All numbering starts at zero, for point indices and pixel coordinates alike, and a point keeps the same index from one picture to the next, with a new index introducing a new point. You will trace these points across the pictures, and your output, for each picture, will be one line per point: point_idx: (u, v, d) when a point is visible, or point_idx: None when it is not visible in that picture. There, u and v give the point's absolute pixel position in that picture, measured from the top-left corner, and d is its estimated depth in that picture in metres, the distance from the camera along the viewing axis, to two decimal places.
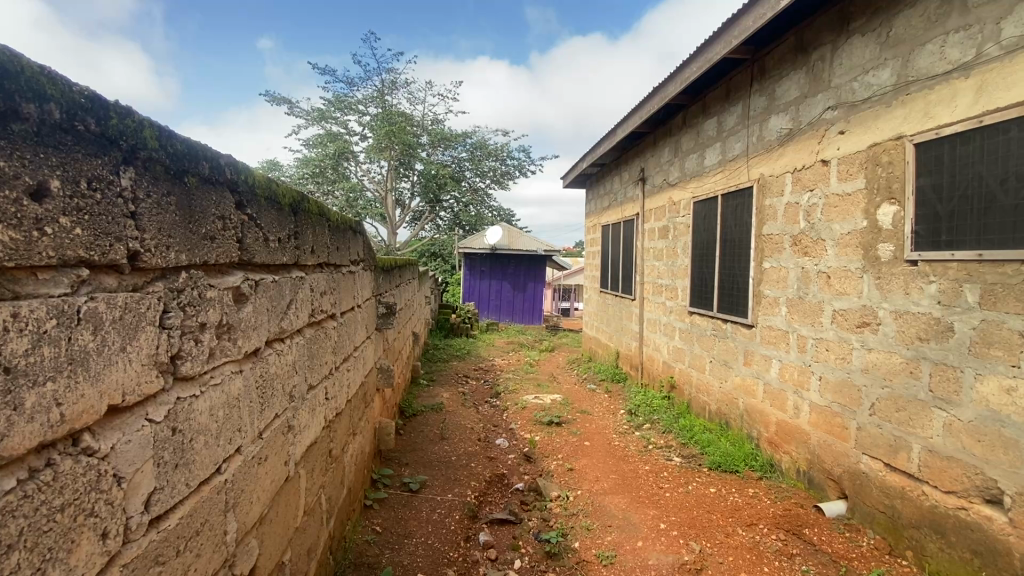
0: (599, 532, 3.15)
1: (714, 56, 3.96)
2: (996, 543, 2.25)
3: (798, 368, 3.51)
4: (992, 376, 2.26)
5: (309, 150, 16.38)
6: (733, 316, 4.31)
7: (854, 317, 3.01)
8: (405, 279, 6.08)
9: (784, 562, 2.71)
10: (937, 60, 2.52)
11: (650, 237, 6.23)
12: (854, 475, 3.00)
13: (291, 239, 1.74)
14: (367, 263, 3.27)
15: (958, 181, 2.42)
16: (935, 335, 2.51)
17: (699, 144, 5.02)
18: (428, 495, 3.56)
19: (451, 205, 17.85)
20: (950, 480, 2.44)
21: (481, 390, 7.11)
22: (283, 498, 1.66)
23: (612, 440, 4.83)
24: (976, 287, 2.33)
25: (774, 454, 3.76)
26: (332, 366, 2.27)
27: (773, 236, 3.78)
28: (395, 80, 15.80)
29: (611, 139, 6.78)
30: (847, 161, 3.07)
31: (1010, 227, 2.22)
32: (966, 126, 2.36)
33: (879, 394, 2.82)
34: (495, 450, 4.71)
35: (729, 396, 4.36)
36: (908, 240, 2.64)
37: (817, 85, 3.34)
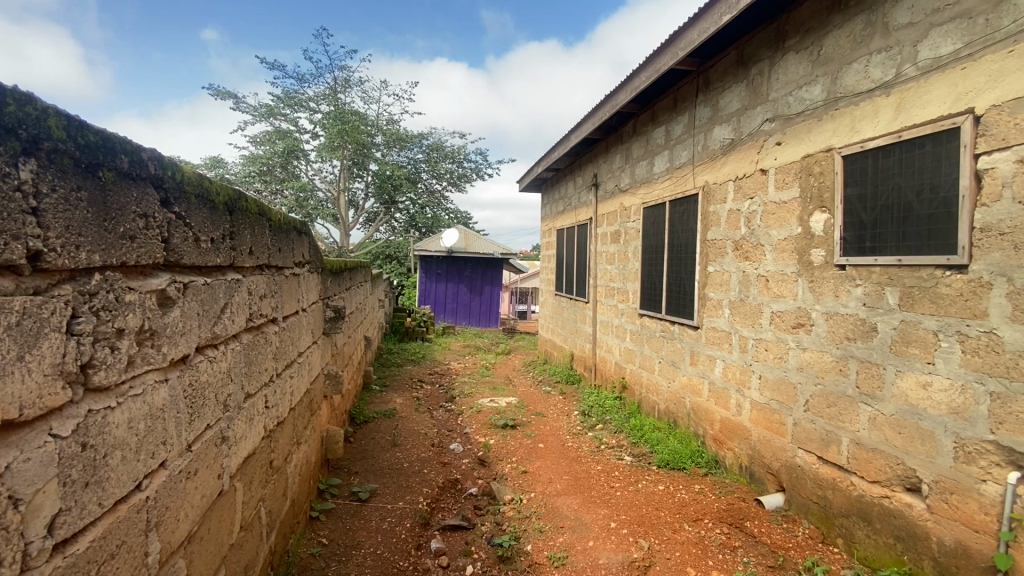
0: (551, 534, 3.17)
1: (662, 66, 4.10)
2: (916, 529, 2.41)
3: (740, 368, 3.66)
4: (911, 373, 2.43)
5: (256, 147, 15.71)
6: (680, 317, 4.46)
7: (790, 318, 3.17)
8: (356, 281, 5.91)
9: (726, 555, 2.81)
10: (862, 79, 2.70)
11: (603, 241, 6.37)
12: (791, 468, 3.16)
13: (226, 239, 1.66)
14: (313, 266, 3.16)
15: (881, 192, 2.59)
16: (861, 334, 2.68)
17: (648, 151, 5.17)
18: (378, 504, 3.47)
19: (406, 207, 17.59)
20: (875, 470, 2.60)
21: (435, 395, 7.01)
22: (216, 513, 1.57)
23: (565, 442, 4.88)
24: (896, 289, 2.50)
25: (718, 450, 3.90)
26: (273, 373, 2.17)
27: (716, 241, 3.94)
28: (348, 78, 15.42)
29: (565, 144, 6.88)
30: (783, 170, 3.24)
31: (926, 234, 2.38)
32: (887, 140, 2.54)
33: (813, 391, 2.99)
34: (450, 455, 4.65)
35: (677, 395, 4.50)
36: (838, 246, 2.82)
37: (756, 98, 3.51)
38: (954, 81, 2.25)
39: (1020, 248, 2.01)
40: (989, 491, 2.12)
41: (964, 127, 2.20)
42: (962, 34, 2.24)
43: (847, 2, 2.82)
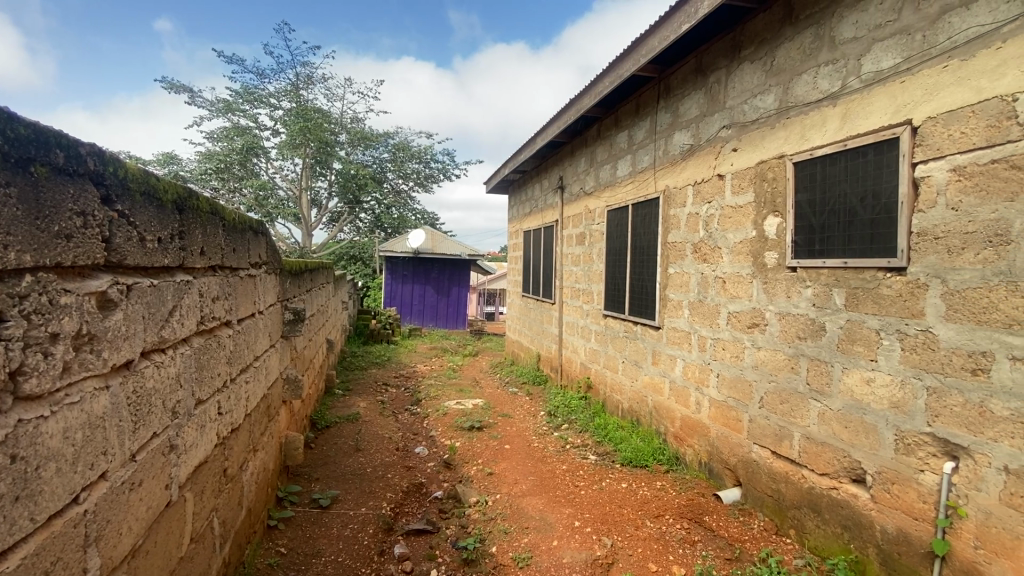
0: (516, 535, 3.17)
1: (625, 72, 4.18)
2: (862, 517, 2.53)
3: (699, 366, 3.77)
4: (856, 370, 2.56)
5: (213, 143, 15.11)
6: (643, 318, 4.55)
7: (746, 319, 3.29)
8: (317, 283, 5.76)
9: (686, 550, 2.89)
10: (811, 89, 2.83)
11: (568, 243, 6.44)
12: (747, 463, 3.27)
13: (175, 238, 1.59)
14: (271, 266, 3.07)
15: (829, 197, 2.72)
16: (811, 333, 2.81)
17: (612, 155, 5.26)
18: (340, 511, 3.40)
19: (371, 207, 17.31)
20: (824, 463, 2.73)
21: (401, 398, 6.92)
22: (164, 526, 1.50)
23: (531, 442, 4.90)
24: (842, 291, 2.63)
25: (679, 447, 4.00)
26: (227, 378, 2.09)
27: (677, 243, 4.05)
28: (310, 74, 15.07)
29: (531, 146, 6.93)
30: (739, 176, 3.36)
31: (868, 238, 2.50)
32: (834, 149, 2.67)
33: (767, 388, 3.10)
34: (414, 459, 4.60)
35: (640, 394, 4.59)
36: (789, 249, 2.94)
37: (714, 105, 3.63)
38: (895, 93, 2.39)
39: (952, 251, 2.14)
40: (926, 480, 2.24)
41: (903, 137, 2.33)
42: (901, 49, 2.37)
43: (798, 16, 2.95)
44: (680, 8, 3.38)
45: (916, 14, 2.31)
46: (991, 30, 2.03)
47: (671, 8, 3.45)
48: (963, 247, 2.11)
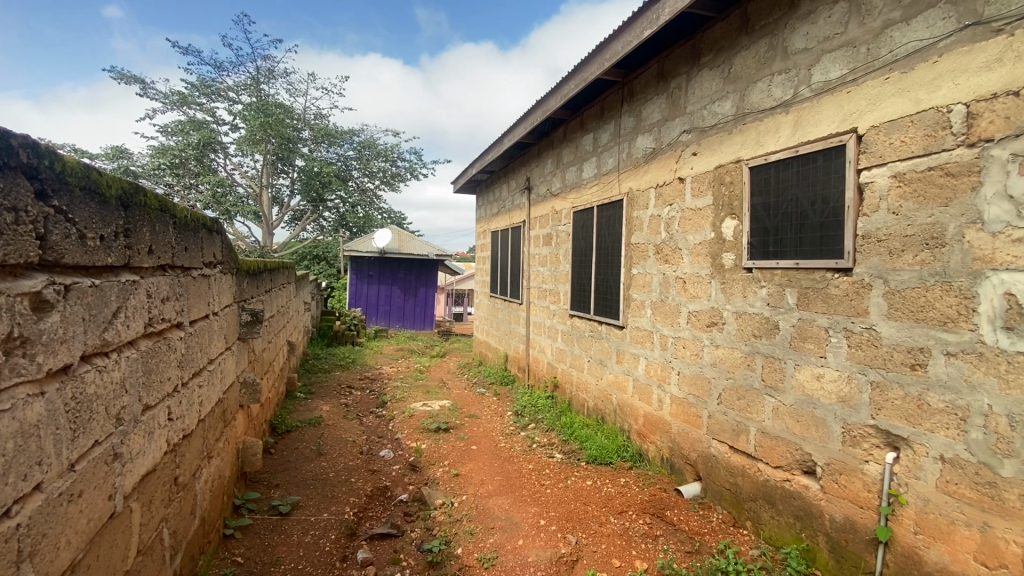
0: (481, 535, 3.17)
1: (590, 75, 4.24)
2: (812, 507, 2.64)
3: (661, 364, 3.85)
4: (807, 366, 2.67)
5: (166, 137, 14.45)
6: (607, 317, 4.62)
7: (705, 318, 3.39)
8: (278, 283, 5.59)
9: (649, 544, 2.95)
10: (766, 97, 2.95)
11: (535, 243, 6.48)
12: (706, 458, 3.36)
13: (120, 236, 1.51)
14: (227, 266, 2.96)
15: (782, 201, 2.83)
16: (765, 332, 2.92)
17: (577, 157, 5.32)
18: (300, 517, 3.32)
19: (336, 205, 16.94)
20: (778, 456, 2.84)
21: (366, 401, 6.80)
22: (107, 538, 1.43)
23: (498, 442, 4.91)
24: (794, 290, 2.74)
25: (642, 444, 4.08)
26: (177, 382, 2.01)
27: (640, 245, 4.13)
28: (272, 68, 14.63)
29: (499, 147, 6.93)
30: (699, 179, 3.47)
31: (818, 240, 2.62)
32: (786, 154, 2.78)
33: (724, 385, 3.21)
34: (379, 462, 4.53)
35: (605, 393, 4.66)
36: (745, 250, 3.05)
37: (675, 109, 3.72)
38: (842, 102, 2.51)
39: (893, 253, 2.26)
40: (871, 470, 2.36)
41: (849, 144, 2.45)
42: (847, 61, 2.49)
43: (753, 26, 3.06)
44: (642, 14, 3.45)
45: (861, 28, 2.44)
46: (928, 45, 2.16)
47: (634, 14, 3.52)
48: (903, 249, 2.23)
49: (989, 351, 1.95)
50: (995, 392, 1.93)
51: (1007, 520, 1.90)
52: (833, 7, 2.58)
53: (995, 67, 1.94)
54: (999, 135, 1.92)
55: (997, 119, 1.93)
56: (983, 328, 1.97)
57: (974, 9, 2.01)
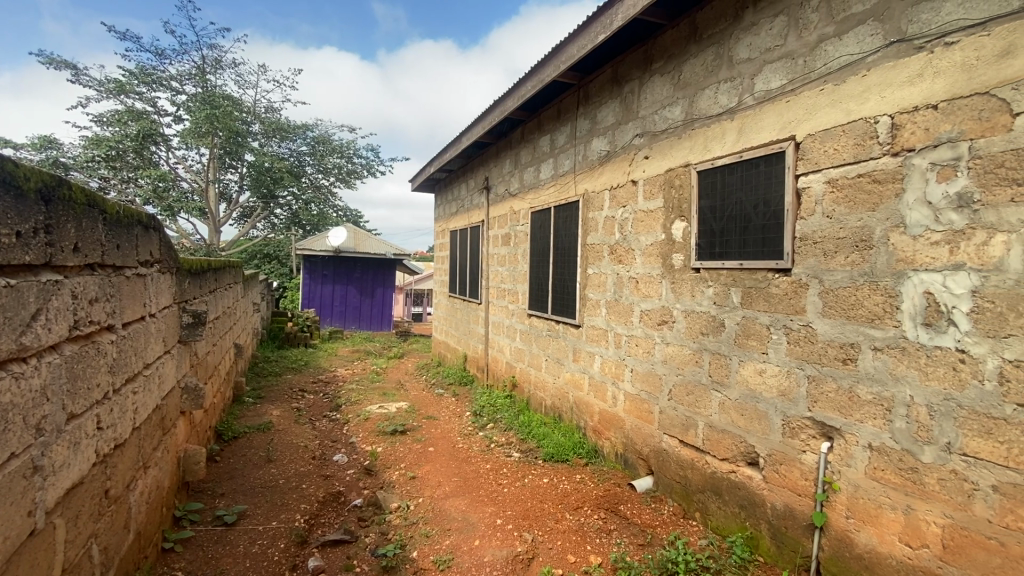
0: (437, 537, 3.14)
1: (546, 77, 4.28)
2: (755, 497, 2.77)
3: (615, 362, 3.94)
4: (750, 362, 2.80)
5: (101, 127, 13.50)
6: (564, 317, 4.68)
7: (656, 316, 3.49)
8: (223, 283, 5.35)
9: (603, 538, 3.01)
10: (713, 104, 3.07)
11: (494, 244, 6.49)
12: (658, 452, 3.47)
13: (40, 233, 1.41)
14: (166, 265, 2.81)
15: (727, 204, 2.95)
16: (712, 329, 3.03)
17: (535, 158, 5.36)
18: (247, 527, 3.19)
19: (288, 202, 16.37)
20: (724, 449, 2.96)
21: (319, 404, 6.60)
22: (26, 557, 1.33)
23: (456, 443, 4.88)
24: (738, 289, 2.87)
25: (597, 441, 4.16)
26: (108, 389, 1.88)
27: (595, 245, 4.21)
28: (219, 58, 13.98)
29: (457, 146, 6.89)
30: (651, 182, 3.57)
31: (760, 242, 2.75)
32: (731, 159, 2.91)
33: (675, 381, 3.31)
34: (332, 467, 4.41)
35: (562, 391, 4.71)
36: (693, 251, 3.16)
37: (628, 113, 3.82)
38: (781, 111, 2.64)
39: (828, 254, 2.40)
40: (808, 460, 2.50)
41: (788, 151, 2.59)
42: (786, 72, 2.63)
43: (701, 35, 3.18)
44: (597, 18, 3.52)
45: (799, 41, 2.58)
46: (858, 59, 2.30)
47: (589, 17, 3.58)
48: (836, 251, 2.37)
49: (911, 346, 2.10)
50: (916, 383, 2.08)
51: (927, 502, 2.05)
52: (774, 21, 2.71)
53: (916, 82, 2.09)
54: (919, 145, 2.07)
55: (917, 131, 2.08)
56: (905, 324, 2.12)
57: (898, 27, 2.16)
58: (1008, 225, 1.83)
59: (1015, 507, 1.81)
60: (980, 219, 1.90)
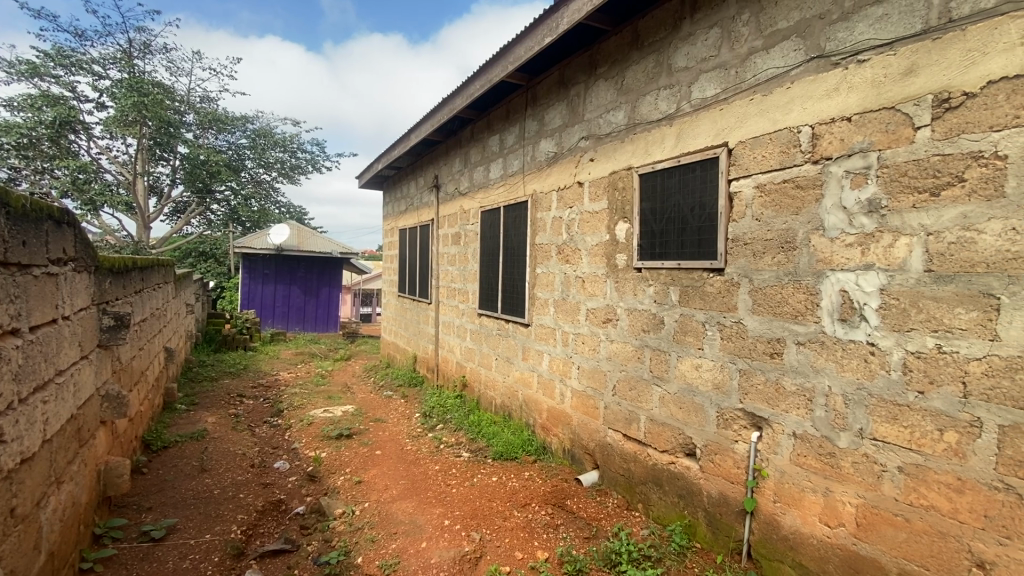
0: (383, 542, 3.09)
1: (494, 77, 4.29)
2: (693, 486, 2.90)
3: (563, 360, 4.01)
4: (687, 357, 2.93)
5: (9, 112, 12.29)
6: (513, 316, 4.72)
7: (601, 314, 3.58)
8: (151, 283, 5.00)
9: (550, 534, 3.06)
10: (653, 109, 3.19)
11: (444, 243, 6.44)
12: (603, 447, 3.56)
13: None
14: (82, 263, 2.60)
15: (666, 207, 3.08)
16: (653, 326, 3.15)
17: (484, 158, 5.37)
18: (177, 542, 3.01)
19: (226, 198, 15.54)
20: (664, 441, 3.08)
21: (259, 410, 6.32)
22: None
23: (404, 446, 4.81)
24: (677, 288, 2.99)
25: (545, 438, 4.21)
26: (12, 398, 1.73)
27: (543, 245, 4.26)
28: (148, 42, 13.08)
29: (405, 143, 6.79)
30: (596, 184, 3.66)
31: (697, 243, 2.87)
32: (669, 164, 3.03)
33: (619, 377, 3.42)
34: (272, 474, 4.24)
35: (511, 389, 4.75)
36: (636, 252, 3.27)
37: (575, 116, 3.90)
38: (715, 119, 2.78)
39: (756, 255, 2.55)
40: (740, 449, 2.65)
41: (721, 157, 2.73)
42: (720, 81, 2.77)
43: (642, 42, 3.29)
44: (543, 21, 3.57)
45: (731, 53, 2.72)
46: (783, 72, 2.46)
47: (536, 20, 3.62)
48: (764, 252, 2.53)
49: (829, 340, 2.26)
50: (834, 375, 2.25)
51: (844, 485, 2.21)
52: (708, 32, 2.84)
53: (834, 95, 2.25)
54: (835, 155, 2.24)
55: (834, 141, 2.24)
56: (824, 320, 2.29)
57: (818, 44, 2.32)
58: (910, 229, 2.01)
59: (917, 486, 1.99)
60: (887, 223, 2.08)
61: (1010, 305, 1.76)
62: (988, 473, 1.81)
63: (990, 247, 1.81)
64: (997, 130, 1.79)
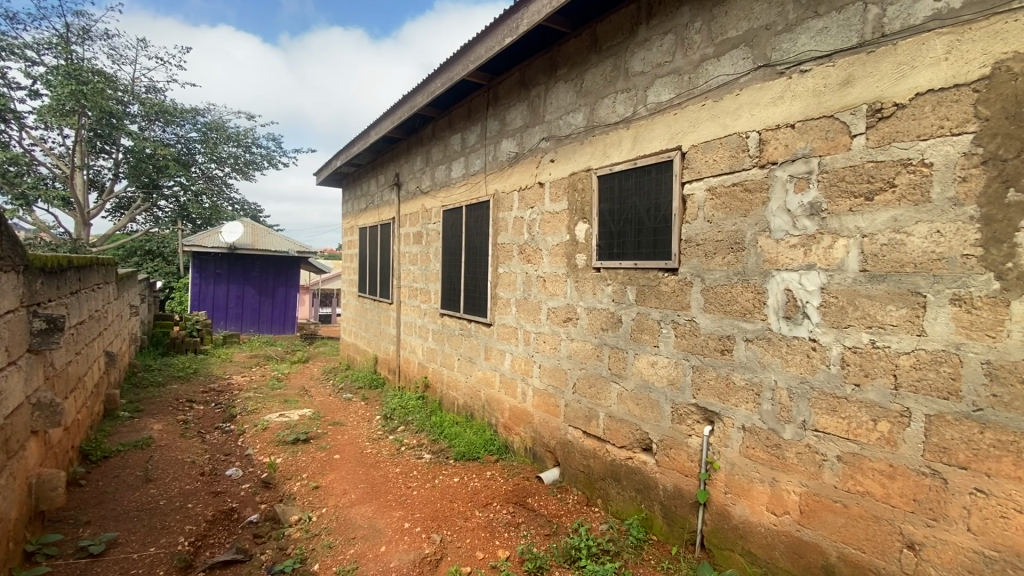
0: (341, 547, 3.03)
1: (455, 76, 4.27)
2: (649, 480, 2.97)
3: (524, 359, 4.03)
4: (644, 355, 3.00)
5: None
6: (476, 316, 4.71)
7: (562, 314, 3.62)
8: (90, 283, 4.71)
9: (511, 533, 3.08)
10: (611, 112, 3.25)
11: (405, 242, 6.36)
12: (564, 444, 3.60)
13: None
14: (9, 262, 2.42)
15: (624, 208, 3.14)
16: (611, 325, 3.21)
17: (446, 157, 5.33)
18: (118, 557, 2.85)
19: (174, 194, 14.82)
20: (622, 437, 3.14)
21: (210, 416, 6.06)
22: None
23: (364, 449, 4.72)
24: (634, 288, 3.06)
25: (507, 437, 4.23)
26: None
27: (505, 245, 4.28)
28: (87, 27, 12.32)
29: (364, 140, 6.66)
30: (556, 184, 3.70)
31: (653, 244, 2.95)
32: (626, 166, 3.10)
33: (579, 375, 3.47)
34: (224, 482, 4.07)
35: (473, 389, 4.75)
36: (594, 252, 3.32)
37: (535, 117, 3.93)
38: (670, 123, 2.87)
39: (708, 255, 2.65)
40: (693, 443, 2.73)
41: (676, 160, 2.81)
42: (674, 87, 2.86)
43: (600, 46, 3.34)
44: (503, 21, 3.57)
45: (684, 59, 2.80)
46: (733, 79, 2.56)
47: (496, 20, 3.62)
48: (715, 252, 2.62)
49: (775, 336, 2.37)
50: (780, 370, 2.36)
51: (789, 475, 2.32)
52: (663, 38, 2.92)
53: (779, 103, 2.36)
54: (781, 160, 2.35)
55: (779, 146, 2.35)
56: (770, 317, 2.39)
57: (764, 53, 2.43)
58: (848, 231, 2.13)
59: (854, 473, 2.11)
60: (827, 225, 2.19)
61: (935, 302, 1.89)
62: (916, 460, 1.94)
63: (918, 248, 1.93)
64: (923, 139, 1.92)
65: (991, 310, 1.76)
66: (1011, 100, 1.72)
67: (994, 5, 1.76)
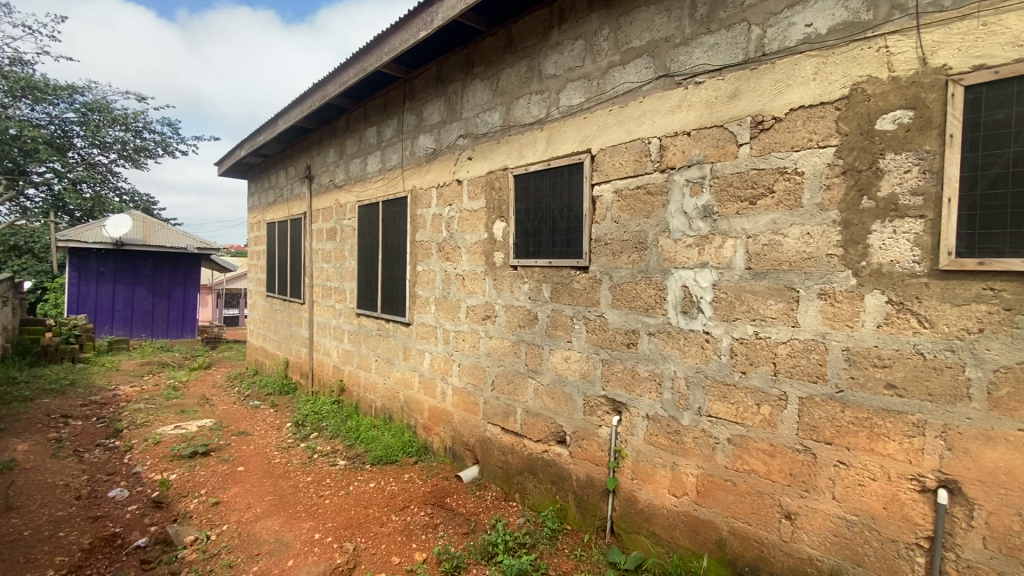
0: (243, 566, 2.83)
1: (368, 67, 4.12)
2: (564, 472, 3.07)
3: (444, 358, 3.99)
4: (558, 350, 3.09)
5: None
6: (393, 315, 4.60)
7: (480, 312, 3.63)
8: None
9: (428, 534, 3.04)
10: (526, 113, 3.30)
11: (318, 238, 6.06)
12: (482, 441, 3.62)
13: None
14: None
15: (538, 208, 3.21)
16: (527, 321, 3.27)
17: (361, 150, 5.14)
18: None
19: (45, 182, 13.04)
20: (538, 431, 3.21)
21: (90, 432, 5.40)
22: None
23: (272, 459, 4.44)
24: (549, 285, 3.14)
25: (426, 437, 4.17)
26: None
27: (423, 242, 4.21)
28: None
29: (272, 129, 6.25)
30: (473, 182, 3.70)
31: (565, 243, 3.03)
32: (541, 167, 3.16)
33: (497, 372, 3.49)
34: (106, 505, 3.65)
35: (391, 391, 4.63)
36: (511, 251, 3.36)
37: (452, 114, 3.90)
38: (580, 126, 2.96)
39: (615, 254, 2.77)
40: (603, 433, 2.86)
41: (586, 163, 2.91)
42: (584, 91, 2.95)
43: (515, 46, 3.38)
44: (418, 15, 3.50)
45: (593, 65, 2.91)
46: (637, 87, 2.69)
47: (410, 12, 3.54)
48: (621, 251, 2.75)
49: (675, 330, 2.53)
50: (679, 361, 2.52)
51: (687, 458, 2.49)
52: (574, 43, 3.01)
53: (677, 111, 2.52)
54: (679, 165, 2.51)
55: (678, 152, 2.51)
56: (670, 312, 2.55)
57: (664, 64, 2.58)
58: (735, 232, 2.32)
59: (742, 453, 2.31)
60: (718, 227, 2.37)
61: (806, 297, 2.11)
62: (792, 438, 2.16)
63: (793, 249, 2.15)
64: (797, 151, 2.13)
65: (850, 303, 2.00)
66: (865, 118, 1.96)
67: (852, 33, 1.99)
